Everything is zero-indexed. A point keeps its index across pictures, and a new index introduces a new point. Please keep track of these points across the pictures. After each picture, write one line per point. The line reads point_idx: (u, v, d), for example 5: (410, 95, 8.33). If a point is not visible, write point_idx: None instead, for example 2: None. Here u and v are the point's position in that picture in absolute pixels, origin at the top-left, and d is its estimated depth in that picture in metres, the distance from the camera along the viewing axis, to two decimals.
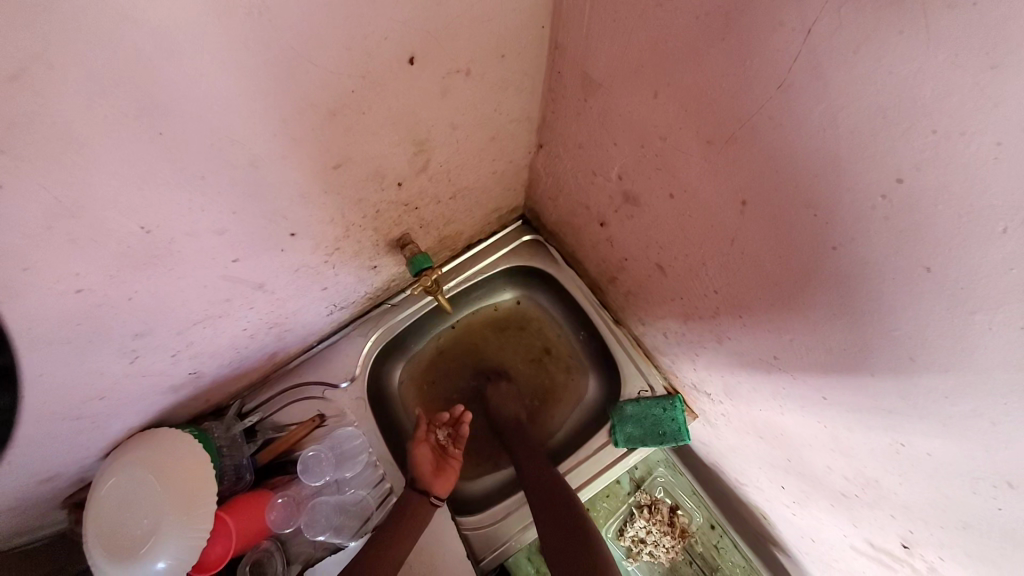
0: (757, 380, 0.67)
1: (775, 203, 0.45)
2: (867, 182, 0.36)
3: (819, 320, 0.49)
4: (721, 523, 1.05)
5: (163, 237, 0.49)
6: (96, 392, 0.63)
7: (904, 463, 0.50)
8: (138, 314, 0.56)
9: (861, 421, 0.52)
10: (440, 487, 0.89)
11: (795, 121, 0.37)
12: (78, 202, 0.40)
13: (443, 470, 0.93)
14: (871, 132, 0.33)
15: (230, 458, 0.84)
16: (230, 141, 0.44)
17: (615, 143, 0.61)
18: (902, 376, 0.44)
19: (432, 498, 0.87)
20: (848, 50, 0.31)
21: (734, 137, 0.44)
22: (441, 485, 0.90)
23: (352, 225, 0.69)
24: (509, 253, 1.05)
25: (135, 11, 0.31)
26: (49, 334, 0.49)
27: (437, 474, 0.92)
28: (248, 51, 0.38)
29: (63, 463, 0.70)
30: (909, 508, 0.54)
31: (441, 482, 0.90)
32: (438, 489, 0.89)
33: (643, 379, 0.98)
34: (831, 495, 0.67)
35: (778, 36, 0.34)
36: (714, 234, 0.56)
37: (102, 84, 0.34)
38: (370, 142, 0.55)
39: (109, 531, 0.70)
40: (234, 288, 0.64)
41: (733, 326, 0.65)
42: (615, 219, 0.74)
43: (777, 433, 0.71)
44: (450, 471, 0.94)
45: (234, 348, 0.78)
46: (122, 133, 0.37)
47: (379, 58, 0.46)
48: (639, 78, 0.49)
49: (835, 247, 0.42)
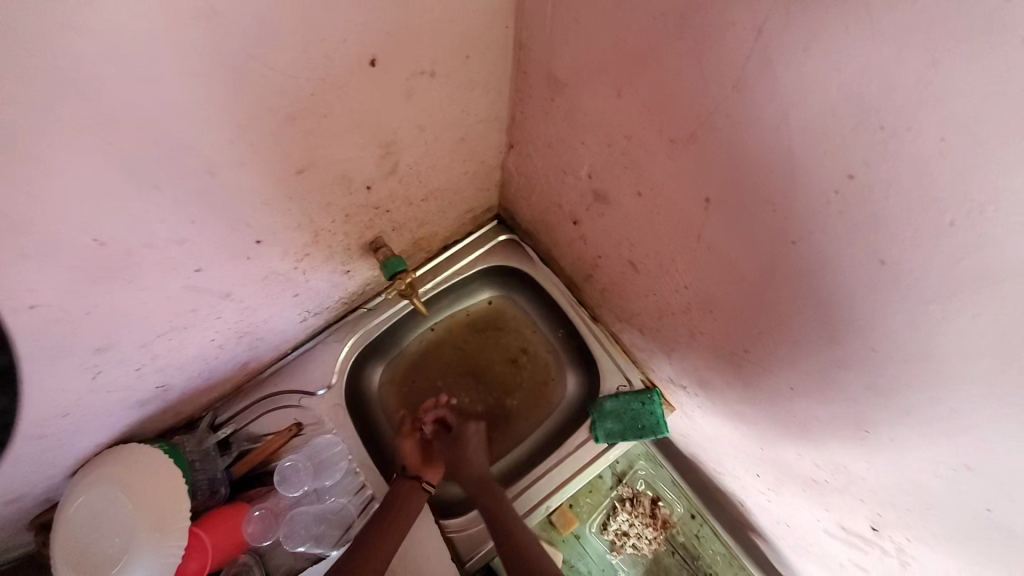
0: (728, 373, 0.69)
1: (736, 200, 0.45)
2: (820, 178, 0.37)
3: (783, 312, 0.50)
4: (701, 513, 1.07)
5: (120, 249, 0.47)
6: (57, 411, 0.60)
7: (870, 449, 0.52)
8: (98, 329, 0.54)
9: (828, 409, 0.54)
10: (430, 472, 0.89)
11: (751, 118, 0.38)
12: (25, 216, 0.38)
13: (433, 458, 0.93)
14: (822, 128, 0.34)
15: (204, 472, 0.82)
16: (187, 147, 0.43)
17: (583, 142, 0.61)
18: (862, 364, 0.45)
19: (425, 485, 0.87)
20: (799, 49, 0.32)
21: (695, 136, 0.44)
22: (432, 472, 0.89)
23: (322, 230, 0.67)
24: (485, 253, 1.05)
25: (77, 16, 0.30)
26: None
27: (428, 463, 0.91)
28: (203, 54, 0.37)
29: (23, 486, 0.67)
30: (877, 492, 0.56)
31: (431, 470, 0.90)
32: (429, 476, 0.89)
33: (621, 374, 0.99)
34: (803, 481, 0.69)
35: (732, 35, 0.35)
36: (682, 231, 0.56)
37: (45, 91, 0.32)
38: (335, 145, 0.54)
39: (79, 552, 0.67)
40: (199, 298, 0.62)
41: (704, 320, 0.66)
42: (587, 217, 0.74)
43: (750, 424, 0.72)
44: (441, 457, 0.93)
45: (204, 358, 0.76)
46: (72, 143, 0.36)
47: (340, 60, 0.45)
48: (602, 77, 0.49)
49: (795, 241, 0.43)
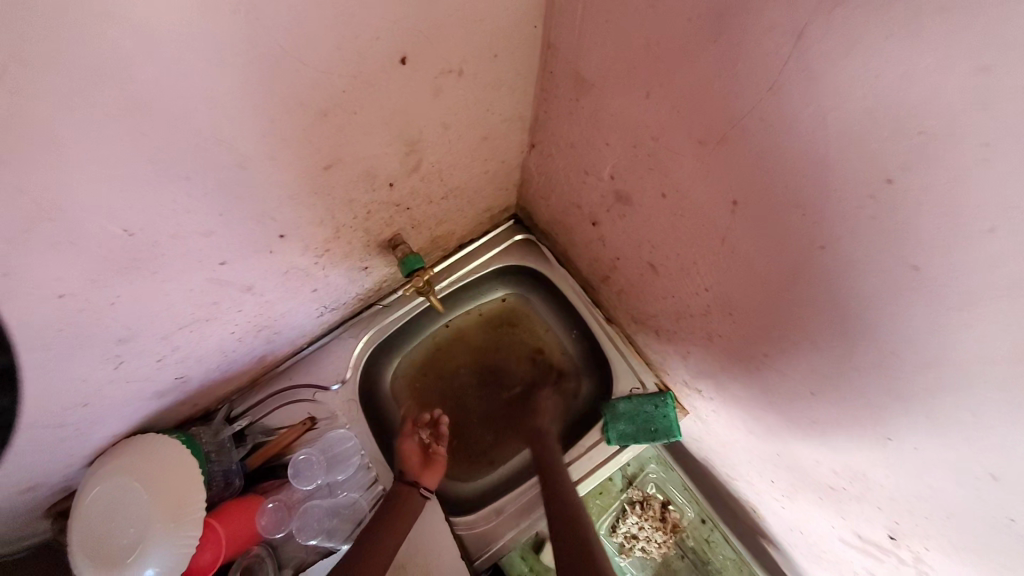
0: (747, 378, 0.68)
1: (765, 203, 0.45)
2: (854, 183, 0.36)
3: (809, 318, 0.50)
4: (711, 518, 1.07)
5: (148, 240, 0.47)
6: (78, 399, 0.61)
7: (890, 457, 0.51)
8: (122, 319, 0.55)
9: (850, 416, 0.53)
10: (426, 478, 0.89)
11: (784, 122, 0.38)
12: (59, 204, 0.38)
13: (431, 463, 0.93)
14: (859, 134, 0.34)
15: (219, 463, 0.83)
16: (218, 141, 0.43)
17: (607, 143, 0.61)
18: (888, 372, 0.45)
19: (421, 489, 0.87)
20: (838, 53, 0.31)
21: (726, 138, 0.44)
22: (429, 477, 0.90)
23: (343, 226, 0.68)
24: (500, 253, 1.05)
25: (117, 7, 0.30)
26: (27, 341, 0.47)
27: (425, 467, 0.92)
28: (238, 48, 0.37)
29: (45, 472, 0.68)
30: (896, 500, 0.55)
31: (428, 474, 0.90)
32: (426, 481, 0.89)
33: (635, 376, 0.99)
34: (820, 488, 0.69)
35: (769, 40, 0.35)
36: (707, 233, 0.56)
37: (85, 83, 0.33)
38: (362, 142, 0.55)
39: (94, 539, 0.68)
40: (221, 290, 0.62)
41: (724, 324, 0.65)
42: (607, 218, 0.74)
43: (767, 429, 0.72)
44: (438, 463, 0.93)
45: (223, 351, 0.77)
46: (106, 134, 0.36)
47: (372, 57, 0.45)
48: (631, 78, 0.49)
49: (823, 246, 0.43)
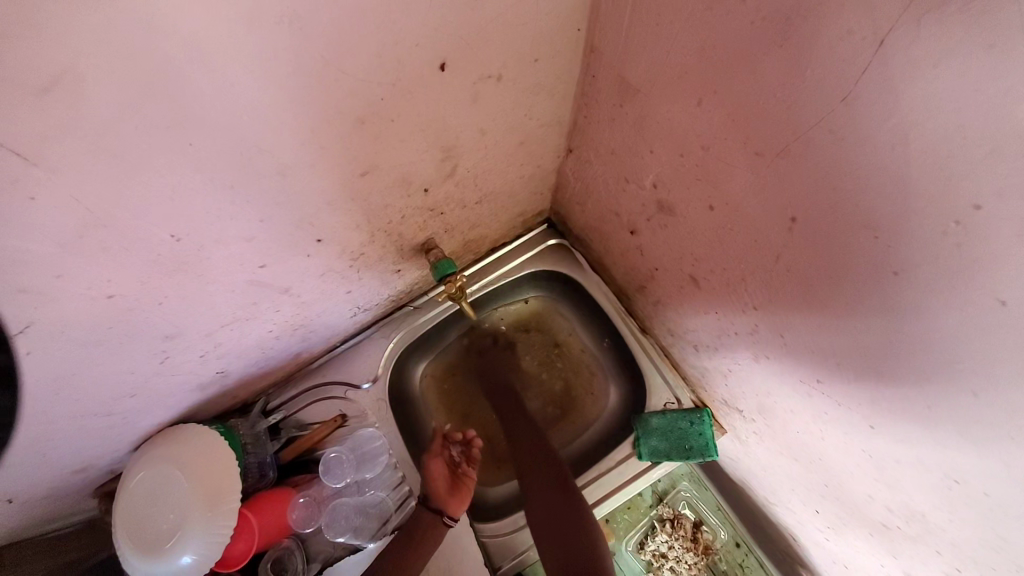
0: (796, 403, 0.64)
1: (829, 221, 0.41)
2: (938, 207, 0.32)
3: (872, 347, 0.45)
4: (746, 542, 1.02)
5: (193, 245, 0.48)
6: (127, 390, 0.64)
7: (956, 501, 0.46)
8: (168, 318, 0.56)
9: (912, 454, 0.49)
10: (454, 505, 0.85)
11: (858, 136, 0.34)
12: (111, 211, 0.40)
13: (458, 487, 0.88)
14: (950, 152, 0.30)
15: (255, 455, 0.86)
16: (258, 150, 0.44)
17: (651, 150, 0.58)
18: (963, 414, 0.40)
19: (446, 518, 0.84)
20: (928, 62, 0.28)
21: (787, 150, 0.40)
22: (456, 505, 0.85)
23: (378, 231, 0.68)
24: (533, 258, 1.03)
25: (161, 21, 0.30)
26: (82, 337, 0.50)
27: (453, 491, 0.87)
28: (277, 59, 0.37)
29: (96, 455, 0.72)
30: (960, 548, 0.50)
31: (456, 502, 0.86)
32: (452, 509, 0.85)
33: (670, 390, 0.95)
34: (870, 524, 0.63)
35: (845, 47, 0.31)
36: (759, 248, 0.52)
37: (133, 97, 0.33)
38: (398, 148, 0.54)
39: (135, 524, 0.71)
40: (261, 291, 0.64)
41: (773, 344, 0.61)
42: (647, 227, 0.71)
43: (814, 457, 0.67)
44: (466, 488, 0.88)
45: (261, 348, 0.79)
46: (154, 145, 0.37)
47: (410, 64, 0.44)
48: (682, 84, 0.46)
49: (897, 272, 0.38)
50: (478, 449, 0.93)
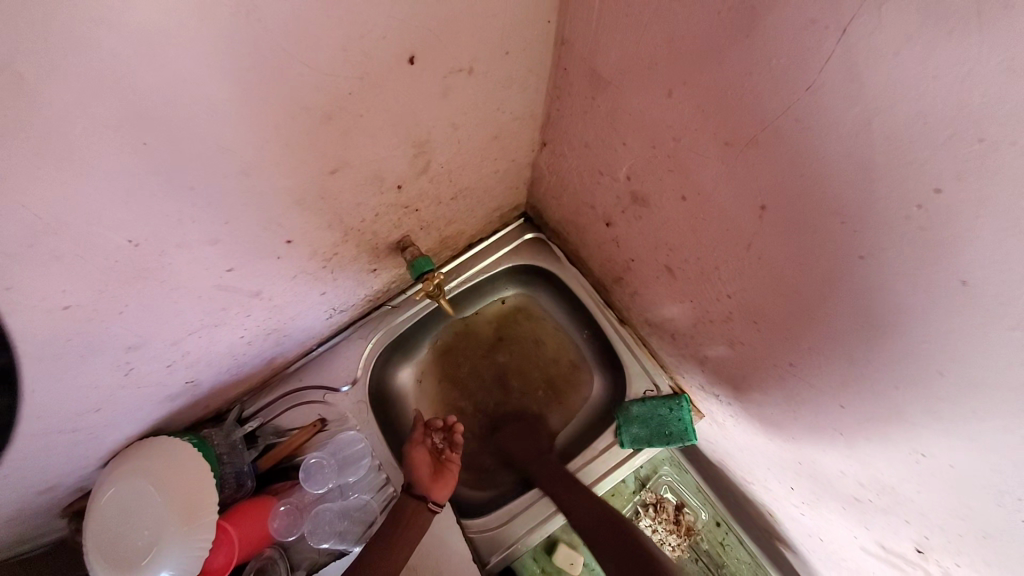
0: (769, 385, 0.66)
1: (798, 209, 0.42)
2: (899, 192, 0.33)
3: (841, 329, 0.47)
4: (726, 520, 1.06)
5: (153, 250, 0.46)
6: (90, 405, 0.61)
7: (923, 473, 0.49)
8: (131, 328, 0.54)
9: (880, 429, 0.51)
10: (437, 491, 0.85)
11: (823, 125, 0.35)
12: (61, 218, 0.37)
13: (441, 474, 0.89)
14: (910, 137, 0.31)
15: (231, 465, 0.82)
16: (221, 148, 0.42)
17: (624, 143, 0.58)
18: (926, 389, 0.42)
19: (431, 504, 0.84)
20: (888, 51, 0.29)
21: (756, 139, 0.41)
22: (439, 491, 0.86)
23: (350, 230, 0.66)
24: (511, 252, 1.03)
25: (111, 15, 0.29)
26: (36, 352, 0.47)
27: (436, 478, 0.88)
28: (238, 52, 0.35)
29: (60, 475, 0.68)
30: (927, 515, 0.53)
31: (438, 488, 0.86)
32: (435, 495, 0.85)
33: (649, 379, 0.97)
34: (842, 498, 0.66)
35: (809, 36, 0.32)
36: (732, 237, 0.53)
37: (81, 94, 0.31)
38: (368, 145, 0.53)
39: (106, 543, 0.68)
40: (229, 296, 0.61)
41: (746, 330, 0.63)
42: (622, 219, 0.72)
43: (788, 437, 0.69)
44: (449, 474, 0.89)
45: (232, 355, 0.76)
46: (107, 146, 0.35)
47: (378, 58, 0.43)
48: (652, 75, 0.46)
49: (863, 255, 0.39)
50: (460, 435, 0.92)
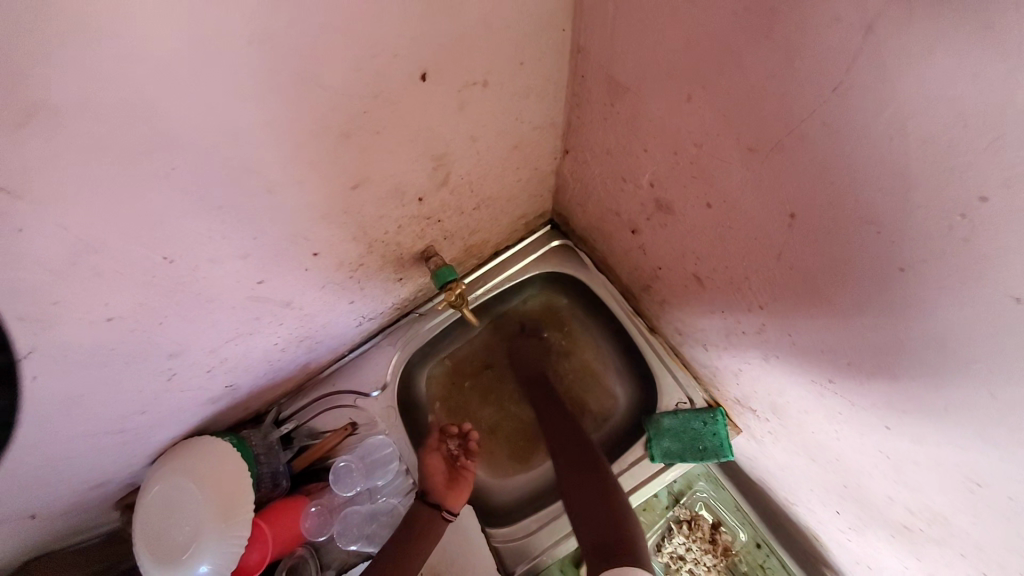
0: (811, 404, 0.61)
1: (831, 217, 0.39)
2: (942, 199, 0.30)
3: (884, 348, 0.43)
4: (767, 542, 0.99)
5: (187, 265, 0.49)
6: (138, 407, 0.65)
7: (981, 506, 0.44)
8: (171, 336, 0.57)
9: (931, 455, 0.46)
10: (450, 500, 0.85)
11: (852, 129, 0.32)
12: (101, 238, 0.40)
13: (456, 481, 0.89)
14: (949, 140, 0.28)
15: (268, 465, 0.87)
16: (245, 168, 0.44)
17: (645, 149, 0.56)
18: (980, 414, 0.38)
19: (444, 512, 0.84)
20: (920, 48, 0.26)
21: (781, 143, 0.38)
22: (454, 498, 0.86)
23: (375, 241, 0.68)
24: (537, 260, 1.02)
25: (134, 51, 0.31)
26: (87, 358, 0.51)
27: (450, 485, 0.88)
28: (255, 78, 0.37)
29: (114, 470, 0.73)
30: (985, 551, 0.48)
31: (452, 496, 0.86)
32: (449, 503, 0.85)
33: (682, 391, 0.93)
34: (892, 526, 0.61)
35: (832, 34, 0.29)
36: (760, 246, 0.50)
37: (112, 124, 0.33)
38: (387, 160, 0.54)
39: (152, 535, 0.73)
40: (262, 306, 0.64)
41: (781, 343, 0.59)
42: (647, 227, 0.70)
43: (831, 458, 0.64)
44: (463, 482, 0.89)
45: (268, 361, 0.80)
46: (140, 169, 0.38)
47: (391, 76, 0.44)
48: (670, 80, 0.45)
49: (903, 268, 0.36)
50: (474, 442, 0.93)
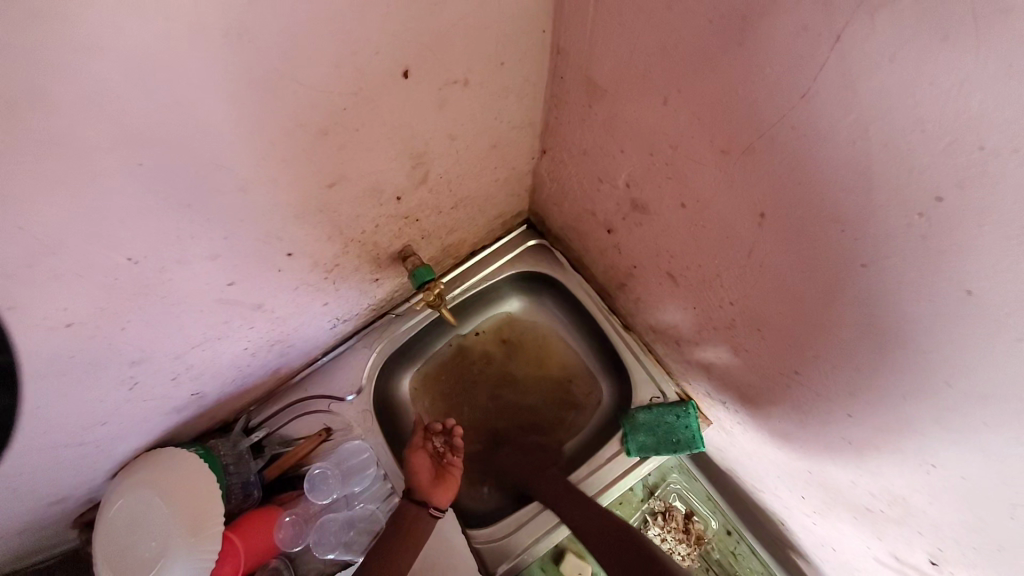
0: (778, 395, 0.64)
1: (797, 216, 0.41)
2: (900, 198, 0.33)
3: (846, 340, 0.46)
4: (737, 529, 1.04)
5: (154, 267, 0.47)
6: (97, 418, 0.61)
7: (935, 484, 0.48)
8: (134, 342, 0.54)
9: (889, 439, 0.49)
10: (438, 496, 0.84)
11: (819, 133, 0.34)
12: (60, 238, 0.38)
13: (442, 478, 0.87)
14: (909, 144, 0.30)
15: (237, 475, 0.83)
16: (218, 165, 0.42)
17: (622, 150, 0.57)
18: (934, 398, 0.41)
19: (432, 508, 0.83)
20: (883, 57, 0.28)
21: (753, 146, 0.40)
22: (441, 495, 0.85)
23: (350, 242, 0.66)
24: (513, 260, 1.03)
25: (104, 39, 0.29)
26: (41, 368, 0.47)
27: (437, 483, 0.86)
28: (232, 71, 0.35)
29: (68, 488, 0.69)
30: (939, 527, 0.52)
31: (440, 492, 0.85)
32: (436, 500, 0.84)
33: (655, 385, 0.96)
34: (854, 508, 0.65)
35: (802, 43, 0.31)
36: (732, 245, 0.52)
37: (75, 117, 0.32)
38: (366, 159, 0.53)
39: (114, 555, 0.69)
40: (232, 309, 0.62)
41: (751, 338, 0.61)
42: (623, 226, 0.71)
43: (798, 446, 0.68)
44: (450, 479, 0.88)
45: (237, 366, 0.77)
46: (103, 166, 0.36)
47: (371, 73, 0.43)
48: (647, 83, 0.46)
49: (865, 264, 0.39)
50: (460, 440, 0.91)
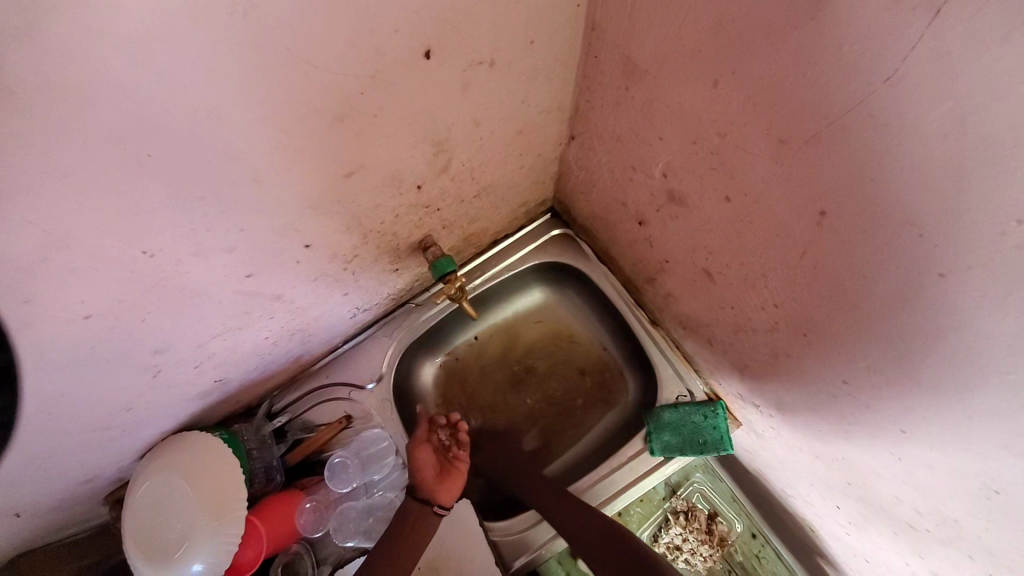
0: (818, 403, 0.60)
1: (866, 218, 0.37)
2: (995, 203, 0.28)
3: (909, 354, 0.41)
4: (762, 532, 1.01)
5: (169, 260, 0.45)
6: (122, 405, 0.62)
7: (997, 511, 0.43)
8: (155, 333, 0.54)
9: (947, 460, 0.45)
10: (442, 494, 0.83)
11: (904, 124, 0.29)
12: (72, 233, 0.36)
13: (448, 474, 0.86)
14: (1014, 143, 0.25)
15: (260, 459, 0.85)
16: (231, 156, 0.40)
17: (661, 137, 0.53)
18: (1011, 425, 0.36)
19: (436, 507, 0.82)
20: (996, 35, 0.23)
21: (817, 137, 0.36)
22: (445, 493, 0.83)
23: (370, 232, 0.64)
24: (537, 250, 0.99)
25: (99, 22, 0.27)
26: (62, 359, 0.47)
27: (442, 479, 0.85)
28: (240, 55, 0.33)
29: (98, 468, 0.70)
30: (994, 554, 0.47)
31: (444, 490, 0.84)
32: (441, 498, 0.83)
33: (682, 384, 0.92)
34: (896, 524, 0.60)
35: (892, 18, 0.27)
36: (782, 244, 0.48)
37: (74, 107, 0.29)
38: (385, 146, 0.50)
39: (141, 535, 0.71)
40: (251, 301, 0.61)
41: (794, 342, 0.57)
42: (656, 218, 0.67)
43: (838, 458, 0.63)
44: (455, 475, 0.86)
45: (259, 355, 0.77)
46: (106, 159, 0.34)
47: (392, 54, 0.40)
48: (695, 64, 0.41)
49: (942, 273, 0.34)
50: (465, 433, 0.89)
